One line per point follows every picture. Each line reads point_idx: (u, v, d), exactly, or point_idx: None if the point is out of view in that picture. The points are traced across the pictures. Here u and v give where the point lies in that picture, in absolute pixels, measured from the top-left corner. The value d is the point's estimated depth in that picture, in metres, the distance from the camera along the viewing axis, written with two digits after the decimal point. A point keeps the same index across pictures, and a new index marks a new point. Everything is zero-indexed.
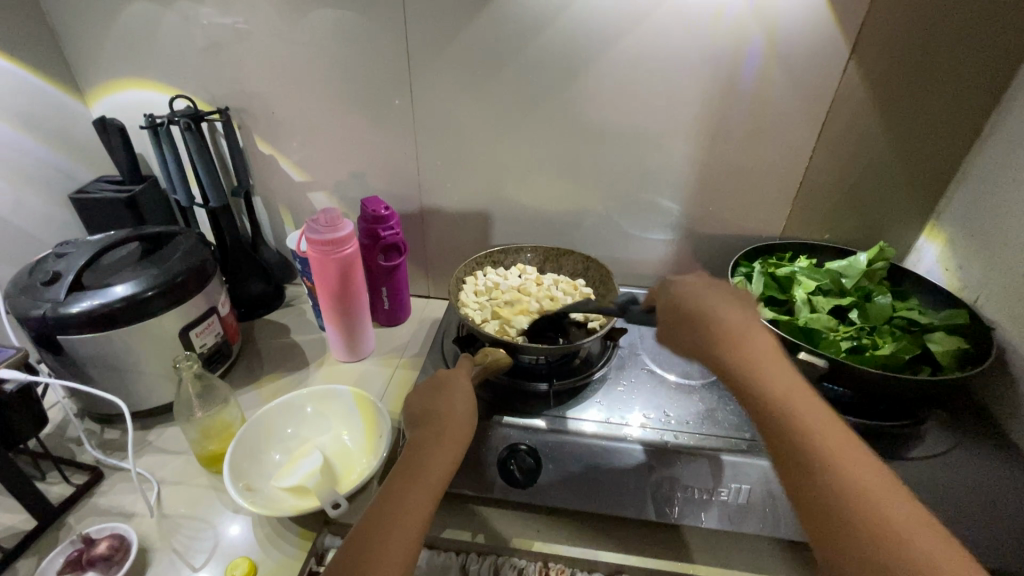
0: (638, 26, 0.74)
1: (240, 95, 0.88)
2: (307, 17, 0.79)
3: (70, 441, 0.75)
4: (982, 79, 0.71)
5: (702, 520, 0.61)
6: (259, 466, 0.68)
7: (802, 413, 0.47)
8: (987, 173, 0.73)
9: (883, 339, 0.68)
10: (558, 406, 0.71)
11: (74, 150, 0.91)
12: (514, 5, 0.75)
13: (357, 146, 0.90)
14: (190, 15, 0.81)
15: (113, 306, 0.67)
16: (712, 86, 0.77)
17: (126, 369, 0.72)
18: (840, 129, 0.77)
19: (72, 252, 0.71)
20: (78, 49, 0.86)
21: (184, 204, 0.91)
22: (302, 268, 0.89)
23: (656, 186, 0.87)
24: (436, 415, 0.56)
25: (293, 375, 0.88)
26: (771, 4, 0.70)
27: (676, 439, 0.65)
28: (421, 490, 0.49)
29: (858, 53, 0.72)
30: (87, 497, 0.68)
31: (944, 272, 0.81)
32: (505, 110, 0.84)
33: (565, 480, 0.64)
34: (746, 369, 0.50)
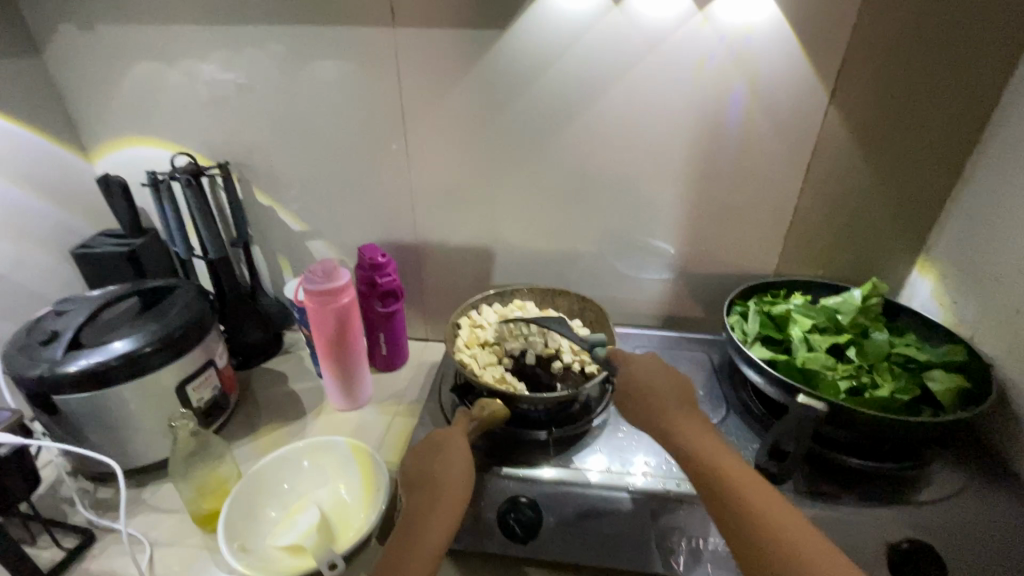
0: (624, 75, 0.77)
1: (240, 149, 0.90)
2: (304, 74, 0.82)
3: (63, 501, 0.74)
4: (959, 119, 0.73)
5: (708, 572, 0.60)
6: (254, 524, 0.67)
7: (748, 495, 0.50)
8: (973, 209, 0.75)
9: (882, 378, 0.68)
10: (558, 454, 0.70)
11: (77, 206, 0.92)
12: (505, 58, 0.78)
13: (353, 195, 0.92)
14: (192, 75, 0.84)
15: (110, 364, 0.67)
16: (699, 129, 0.79)
17: (122, 426, 0.71)
18: (825, 170, 0.79)
19: (72, 311, 0.72)
20: (84, 109, 0.89)
21: (183, 256, 0.92)
22: (300, 317, 0.89)
23: (648, 226, 0.88)
24: (432, 478, 0.56)
25: (290, 425, 0.87)
26: (750, 53, 0.73)
27: (679, 487, 0.63)
28: (415, 564, 0.48)
29: (837, 99, 0.74)
30: (77, 562, 0.66)
31: (939, 306, 0.81)
32: (498, 157, 0.86)
33: (567, 534, 0.63)
34: (700, 453, 0.55)
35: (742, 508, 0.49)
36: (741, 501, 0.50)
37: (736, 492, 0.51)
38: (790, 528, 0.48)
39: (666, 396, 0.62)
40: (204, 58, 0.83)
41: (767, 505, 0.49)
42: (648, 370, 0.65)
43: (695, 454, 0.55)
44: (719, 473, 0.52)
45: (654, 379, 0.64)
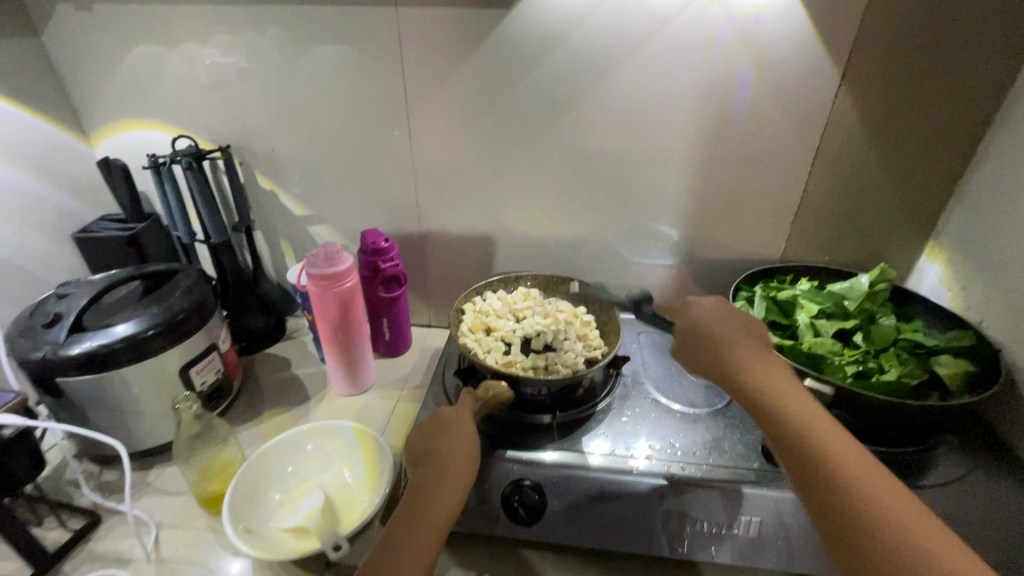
0: (631, 57, 0.75)
1: (241, 133, 0.89)
2: (305, 55, 0.81)
3: (68, 483, 0.74)
4: (973, 101, 0.71)
5: (713, 554, 0.60)
6: (259, 506, 0.67)
7: (829, 443, 0.45)
8: (984, 194, 0.74)
9: (889, 363, 0.67)
10: (562, 438, 0.70)
11: (78, 190, 0.92)
12: (510, 39, 0.76)
13: (356, 180, 0.91)
14: (192, 57, 0.83)
15: (112, 346, 0.66)
16: (707, 112, 0.78)
17: (126, 409, 0.71)
18: (834, 154, 0.78)
19: (74, 294, 0.72)
20: (84, 92, 0.89)
21: (185, 241, 0.91)
22: (302, 302, 0.89)
23: (653, 212, 0.88)
24: (437, 455, 0.56)
25: (294, 410, 0.87)
26: (760, 33, 0.71)
27: (683, 471, 0.64)
28: (421, 538, 0.48)
29: (847, 80, 0.73)
30: (84, 543, 0.67)
31: (947, 292, 0.80)
32: (502, 141, 0.85)
33: (571, 518, 0.63)
34: (753, 385, 0.52)
35: (817, 454, 0.44)
36: (815, 445, 0.45)
37: (811, 437, 0.46)
38: (873, 479, 0.42)
39: (739, 339, 0.57)
40: (204, 39, 0.82)
41: (847, 453, 0.44)
42: (715, 319, 0.60)
43: (771, 397, 0.50)
44: (793, 418, 0.48)
45: (722, 327, 0.59)
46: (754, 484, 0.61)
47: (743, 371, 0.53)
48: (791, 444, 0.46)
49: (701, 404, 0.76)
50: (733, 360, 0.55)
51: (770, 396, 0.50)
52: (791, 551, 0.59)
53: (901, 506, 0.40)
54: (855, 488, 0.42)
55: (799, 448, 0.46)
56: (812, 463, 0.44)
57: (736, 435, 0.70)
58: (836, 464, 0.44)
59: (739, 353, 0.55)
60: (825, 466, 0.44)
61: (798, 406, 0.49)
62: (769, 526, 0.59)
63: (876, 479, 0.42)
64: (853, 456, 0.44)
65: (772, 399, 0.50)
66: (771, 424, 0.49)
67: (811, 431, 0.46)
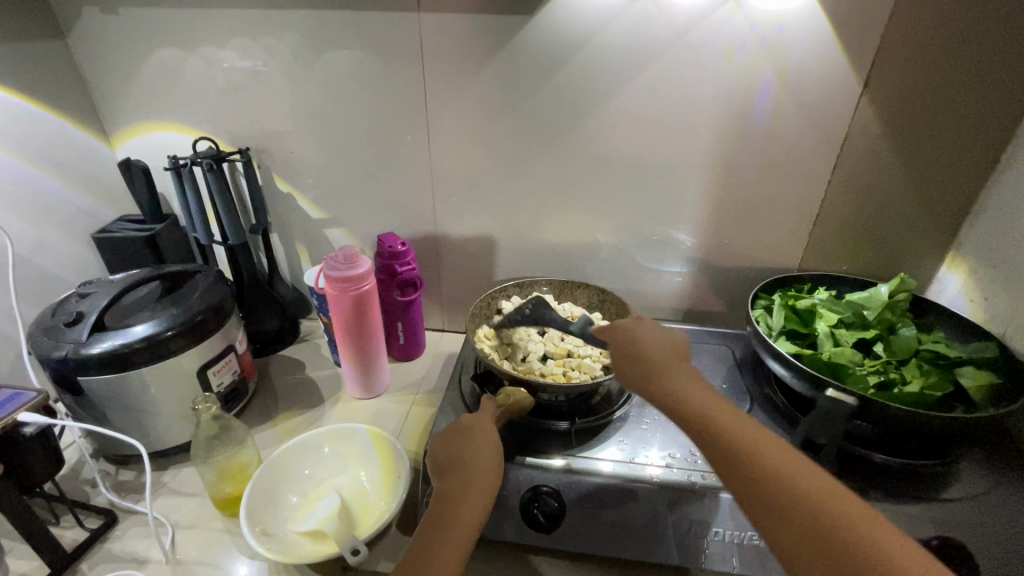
0: (650, 64, 0.76)
1: (260, 136, 0.90)
2: (325, 59, 0.82)
3: (85, 483, 0.74)
4: (997, 111, 0.71)
5: (732, 565, 0.59)
6: (275, 509, 0.67)
7: (737, 431, 0.47)
8: (1005, 204, 0.73)
9: (911, 374, 0.67)
10: (579, 445, 0.70)
11: (99, 191, 0.93)
12: (530, 45, 0.77)
13: (373, 184, 0.92)
14: (213, 61, 0.84)
15: (133, 345, 0.67)
16: (726, 119, 0.78)
17: (144, 410, 0.72)
18: (854, 164, 0.78)
19: (95, 293, 0.72)
20: (106, 94, 0.89)
21: (203, 242, 0.92)
22: (319, 305, 0.89)
23: (670, 219, 0.87)
24: (462, 463, 0.56)
25: (308, 412, 0.87)
26: (781, 41, 0.71)
27: (704, 480, 0.63)
28: (451, 544, 0.48)
29: (869, 90, 0.73)
30: (100, 542, 0.67)
31: (968, 302, 0.79)
32: (521, 146, 0.85)
33: (588, 525, 0.62)
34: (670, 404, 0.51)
35: (720, 441, 0.46)
36: (735, 438, 0.46)
37: (721, 428, 0.47)
38: (777, 455, 0.45)
39: (652, 341, 0.58)
40: (224, 43, 0.83)
41: (754, 439, 0.46)
42: (644, 326, 0.59)
43: (675, 397, 0.51)
44: (702, 409, 0.49)
45: (648, 336, 0.58)
46: None
47: (652, 374, 0.54)
48: (700, 435, 0.48)
49: None
50: (641, 360, 0.56)
51: (671, 393, 0.52)
52: None
53: (808, 480, 0.43)
54: (756, 463, 0.44)
55: (710, 435, 0.47)
56: (721, 450, 0.46)
57: None
58: (754, 451, 0.45)
59: (649, 357, 0.56)
60: (738, 452, 0.45)
61: (689, 396, 0.51)
62: None
63: (770, 451, 0.45)
64: (763, 442, 0.46)
65: (674, 397, 0.52)
66: (681, 417, 0.50)
67: (710, 420, 0.48)
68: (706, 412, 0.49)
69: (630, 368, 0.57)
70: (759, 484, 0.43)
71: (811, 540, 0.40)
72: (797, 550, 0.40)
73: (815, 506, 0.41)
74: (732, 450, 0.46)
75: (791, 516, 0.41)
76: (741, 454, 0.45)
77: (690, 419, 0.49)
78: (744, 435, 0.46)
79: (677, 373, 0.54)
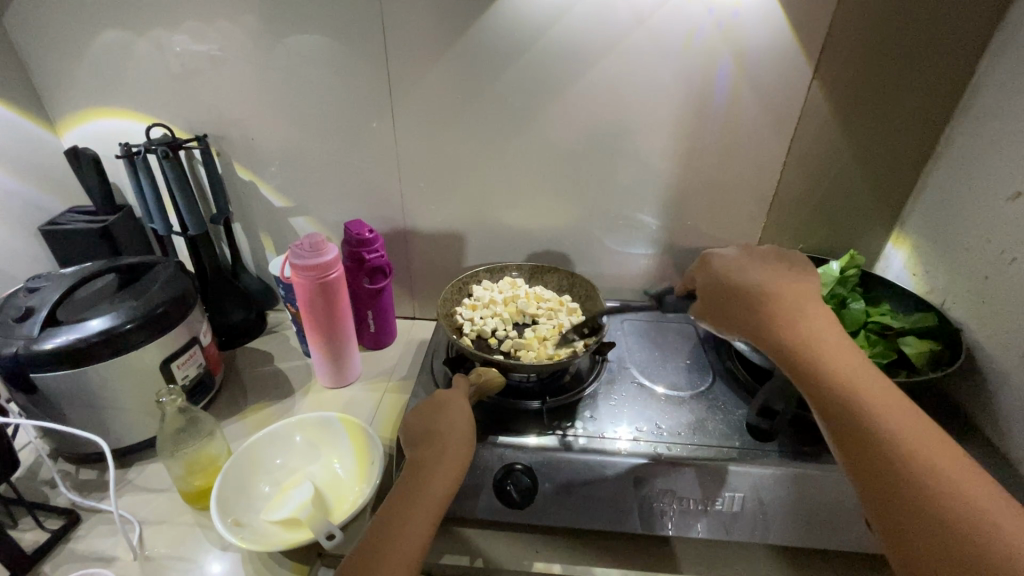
0: (614, 47, 0.76)
1: (218, 122, 0.87)
2: (284, 42, 0.80)
3: (44, 484, 0.72)
4: (936, 95, 0.76)
5: (696, 530, 0.62)
6: (247, 500, 0.67)
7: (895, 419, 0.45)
8: (945, 183, 0.78)
9: (860, 344, 0.71)
10: (550, 423, 0.71)
11: (45, 181, 0.88)
12: (495, 28, 0.77)
13: (338, 171, 0.90)
14: (164, 43, 0.81)
15: (89, 340, 0.64)
16: (687, 103, 0.80)
17: (104, 406, 0.69)
18: (808, 144, 0.81)
19: (46, 287, 0.69)
20: (49, 80, 0.85)
21: (161, 233, 0.89)
22: (286, 295, 0.88)
23: (634, 202, 0.90)
24: (434, 436, 0.57)
25: (279, 404, 0.86)
26: (738, 25, 0.73)
27: (669, 451, 0.66)
28: (421, 508, 0.49)
29: (820, 74, 0.76)
30: (63, 543, 0.65)
31: (912, 276, 0.84)
32: (487, 131, 0.85)
33: (560, 499, 0.64)
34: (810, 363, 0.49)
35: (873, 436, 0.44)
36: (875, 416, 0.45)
37: (874, 411, 0.45)
38: (938, 452, 0.43)
39: (788, 297, 0.53)
40: (175, 25, 0.79)
41: (914, 430, 0.44)
42: (773, 274, 0.56)
43: (828, 367, 0.48)
44: (857, 384, 0.47)
45: (765, 281, 0.55)
46: (736, 461, 0.64)
47: (798, 326, 0.51)
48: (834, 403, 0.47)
49: (684, 386, 0.78)
50: (772, 298, 0.53)
51: (823, 360, 0.49)
52: (769, 524, 0.62)
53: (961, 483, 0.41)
54: (901, 450, 0.43)
55: (858, 413, 0.46)
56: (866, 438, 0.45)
57: (718, 415, 0.72)
58: (919, 456, 0.43)
59: (786, 304, 0.53)
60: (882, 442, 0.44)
61: (842, 378, 0.48)
62: (750, 502, 0.62)
63: (917, 441, 0.44)
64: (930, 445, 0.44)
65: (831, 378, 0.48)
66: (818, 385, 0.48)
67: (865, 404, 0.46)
68: (850, 391, 0.47)
69: (730, 308, 0.56)
70: (901, 472, 0.43)
71: (941, 532, 0.40)
72: (928, 539, 0.40)
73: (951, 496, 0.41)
74: (876, 430, 0.45)
75: (930, 509, 0.41)
76: (894, 442, 0.44)
77: (839, 396, 0.47)
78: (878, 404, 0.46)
79: (823, 343, 0.50)
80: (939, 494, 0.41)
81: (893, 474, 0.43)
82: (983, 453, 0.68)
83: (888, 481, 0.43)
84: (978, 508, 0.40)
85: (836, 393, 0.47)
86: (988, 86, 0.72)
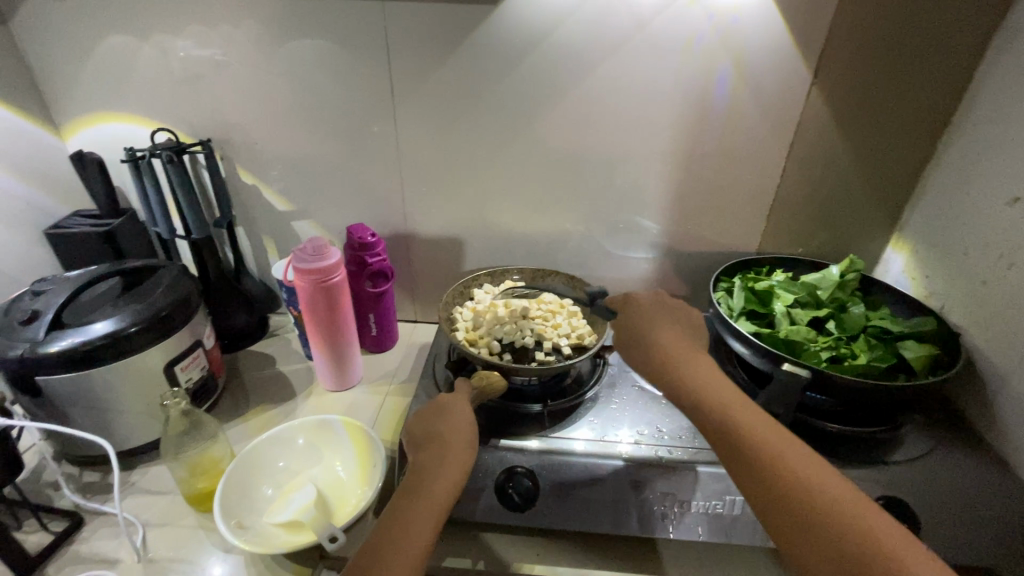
0: (613, 53, 0.77)
1: (222, 127, 0.88)
2: (287, 48, 0.80)
3: (48, 486, 0.72)
4: (933, 101, 0.76)
5: (697, 533, 0.62)
6: (250, 502, 0.67)
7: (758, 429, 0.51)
8: (944, 188, 0.79)
9: (859, 348, 0.72)
10: (552, 426, 0.72)
11: (50, 185, 0.89)
12: (495, 35, 0.77)
13: (340, 175, 0.91)
14: (168, 48, 0.82)
15: (94, 343, 0.65)
16: (686, 109, 0.80)
17: (108, 408, 0.70)
18: (807, 150, 0.82)
19: (51, 290, 0.70)
20: (55, 85, 0.86)
21: (165, 237, 0.90)
22: (288, 298, 0.88)
23: (635, 207, 0.90)
24: (437, 438, 0.57)
25: (281, 407, 0.86)
26: (737, 32, 0.74)
27: (670, 454, 0.66)
28: (423, 510, 0.50)
29: (819, 80, 0.77)
30: (67, 545, 0.65)
31: (911, 280, 0.85)
32: (488, 136, 0.86)
33: (561, 502, 0.64)
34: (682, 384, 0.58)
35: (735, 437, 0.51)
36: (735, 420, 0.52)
37: (737, 425, 0.52)
38: (786, 446, 0.49)
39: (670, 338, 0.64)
40: (179, 31, 0.80)
41: (773, 436, 0.50)
42: (657, 319, 0.67)
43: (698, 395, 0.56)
44: (725, 406, 0.54)
45: (658, 330, 0.65)
46: None
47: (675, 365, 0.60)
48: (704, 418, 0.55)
49: None
50: (656, 345, 0.63)
51: (696, 389, 0.56)
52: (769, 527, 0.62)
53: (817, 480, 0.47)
54: (765, 457, 0.49)
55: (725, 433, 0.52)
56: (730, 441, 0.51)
57: None
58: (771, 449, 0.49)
59: (666, 349, 0.62)
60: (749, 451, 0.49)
61: (711, 393, 0.56)
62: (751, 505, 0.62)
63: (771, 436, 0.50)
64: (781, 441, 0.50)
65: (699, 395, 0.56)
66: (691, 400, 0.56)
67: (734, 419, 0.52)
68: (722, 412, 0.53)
69: (634, 352, 0.65)
70: (760, 468, 0.48)
71: (808, 523, 0.44)
72: (797, 533, 0.45)
73: (800, 484, 0.47)
74: (746, 441, 0.50)
75: (795, 504, 0.46)
76: (752, 442, 0.50)
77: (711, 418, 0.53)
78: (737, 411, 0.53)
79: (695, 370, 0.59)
80: (800, 490, 0.46)
81: (765, 480, 0.48)
82: (983, 457, 0.68)
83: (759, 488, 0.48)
84: (835, 500, 0.45)
85: (710, 415, 0.54)
86: (986, 92, 0.72)
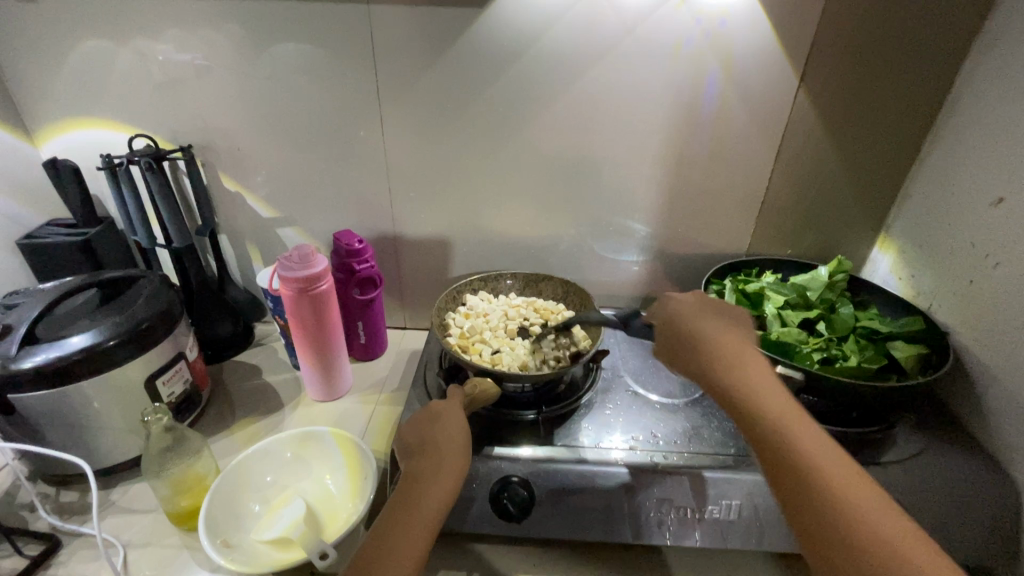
0: (602, 57, 0.77)
1: (203, 132, 0.86)
2: (269, 51, 0.79)
3: (23, 508, 0.69)
4: (917, 104, 0.77)
5: (695, 539, 0.61)
6: (236, 520, 0.65)
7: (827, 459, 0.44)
8: (928, 189, 0.80)
9: (850, 350, 0.72)
10: (546, 434, 0.71)
11: (24, 194, 0.86)
12: (484, 38, 0.77)
13: (327, 181, 0.89)
14: (146, 52, 0.79)
15: (70, 358, 0.62)
16: (676, 112, 0.80)
17: (86, 425, 0.67)
18: (795, 152, 0.82)
19: (24, 304, 0.67)
20: (28, 91, 0.83)
21: (145, 245, 0.87)
22: (274, 307, 0.86)
23: (625, 210, 0.90)
24: (430, 445, 0.56)
25: (268, 419, 0.84)
26: (724, 35, 0.74)
27: (665, 460, 0.66)
28: (416, 520, 0.49)
29: (806, 83, 0.77)
30: (43, 569, 0.62)
31: (898, 280, 0.86)
32: (476, 140, 0.85)
33: (557, 513, 0.63)
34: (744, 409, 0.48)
35: (813, 489, 0.43)
36: (813, 467, 0.43)
37: (814, 467, 0.43)
38: (886, 520, 0.41)
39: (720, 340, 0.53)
40: (158, 34, 0.78)
41: (862, 492, 0.42)
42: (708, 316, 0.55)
43: (751, 404, 0.47)
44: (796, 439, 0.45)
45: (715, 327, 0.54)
46: (732, 470, 0.64)
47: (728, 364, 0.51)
48: (773, 457, 0.45)
49: (678, 394, 0.78)
50: (718, 353, 0.52)
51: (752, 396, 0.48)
52: (765, 532, 0.62)
53: (880, 508, 0.41)
54: (847, 511, 0.41)
55: (782, 449, 0.45)
56: (816, 498, 0.42)
57: (713, 423, 0.72)
58: (864, 518, 0.41)
59: (728, 359, 0.51)
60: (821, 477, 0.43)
61: (787, 426, 0.46)
62: (747, 509, 0.62)
63: (861, 500, 0.42)
64: (878, 509, 0.41)
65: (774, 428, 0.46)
66: (759, 435, 0.47)
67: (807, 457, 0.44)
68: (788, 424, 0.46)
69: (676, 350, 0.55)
70: (854, 543, 0.40)
71: None
72: None
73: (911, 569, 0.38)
74: (830, 493, 0.42)
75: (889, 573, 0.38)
76: (836, 497, 0.42)
77: (765, 430, 0.46)
78: (824, 462, 0.44)
79: (767, 389, 0.48)
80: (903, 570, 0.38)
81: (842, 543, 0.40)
82: (972, 453, 0.69)
83: (844, 555, 0.40)
84: None
85: (784, 451, 0.45)
86: (968, 94, 0.74)
